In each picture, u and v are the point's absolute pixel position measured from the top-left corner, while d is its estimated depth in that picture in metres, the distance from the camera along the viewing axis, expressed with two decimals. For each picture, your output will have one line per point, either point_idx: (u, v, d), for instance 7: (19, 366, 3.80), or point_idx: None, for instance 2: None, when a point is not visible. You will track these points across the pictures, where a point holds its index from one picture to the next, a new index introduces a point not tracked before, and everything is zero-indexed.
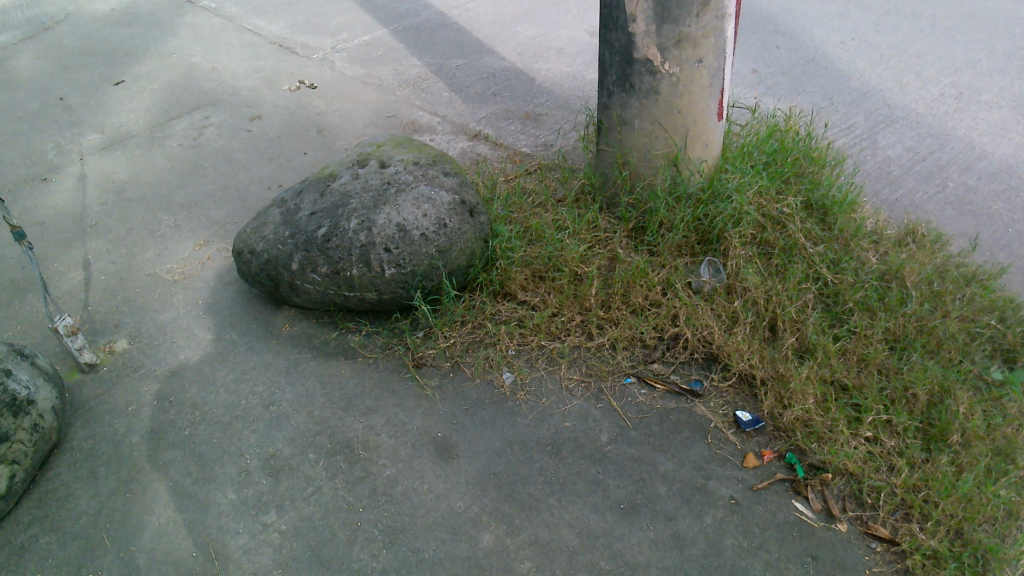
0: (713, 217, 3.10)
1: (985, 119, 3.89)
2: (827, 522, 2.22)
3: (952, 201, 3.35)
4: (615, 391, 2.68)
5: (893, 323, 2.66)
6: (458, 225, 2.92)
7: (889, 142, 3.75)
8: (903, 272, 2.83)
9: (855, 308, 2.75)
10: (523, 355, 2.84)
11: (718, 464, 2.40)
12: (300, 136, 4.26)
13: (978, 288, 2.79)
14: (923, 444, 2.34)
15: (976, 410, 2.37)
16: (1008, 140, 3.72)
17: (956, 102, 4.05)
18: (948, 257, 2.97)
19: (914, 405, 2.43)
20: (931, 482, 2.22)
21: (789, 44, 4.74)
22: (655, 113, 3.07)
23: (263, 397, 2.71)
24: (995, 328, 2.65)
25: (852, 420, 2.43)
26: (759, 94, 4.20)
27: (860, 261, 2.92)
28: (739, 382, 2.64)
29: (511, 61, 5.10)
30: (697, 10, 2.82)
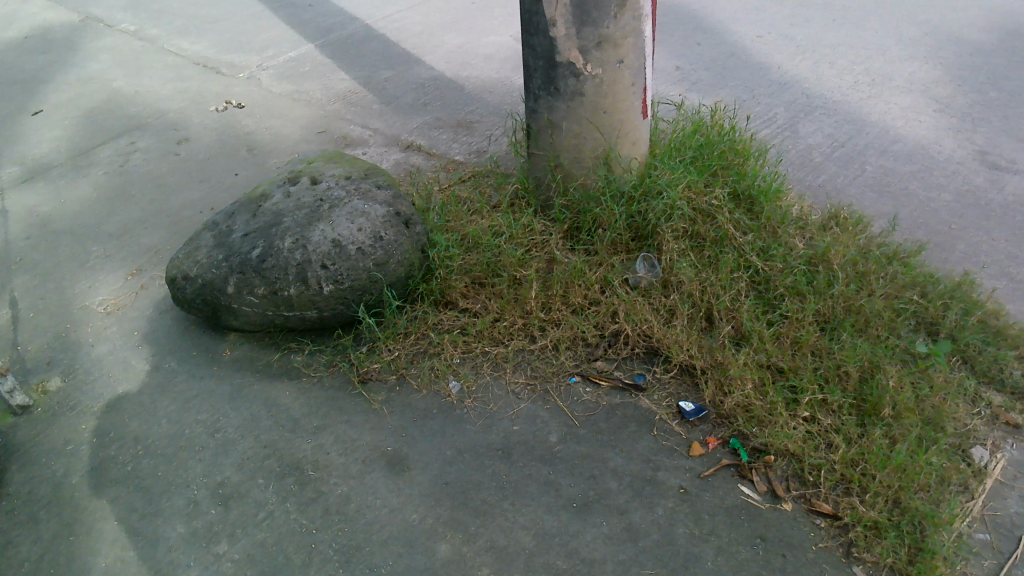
0: (645, 214, 3.16)
1: (898, 104, 4.06)
2: (773, 503, 2.28)
3: (872, 184, 3.47)
4: (561, 391, 2.71)
5: (822, 305, 2.74)
6: (394, 237, 2.91)
7: (809, 130, 3.88)
8: (828, 255, 2.92)
9: (786, 293, 2.83)
10: (468, 362, 2.84)
11: (666, 455, 2.45)
12: (231, 156, 4.18)
13: (900, 266, 2.90)
14: (858, 419, 2.41)
15: (905, 383, 2.45)
16: (920, 123, 3.89)
17: (870, 88, 4.21)
18: (870, 237, 3.08)
19: (847, 382, 2.51)
20: (868, 456, 2.28)
21: (710, 40, 4.86)
22: (582, 115, 3.11)
23: (208, 424, 2.65)
24: (917, 303, 2.76)
25: (790, 402, 2.49)
26: (684, 90, 4.29)
27: (787, 247, 3.01)
28: (681, 374, 2.70)
29: (441, 70, 5.11)
30: (614, 12, 2.88)
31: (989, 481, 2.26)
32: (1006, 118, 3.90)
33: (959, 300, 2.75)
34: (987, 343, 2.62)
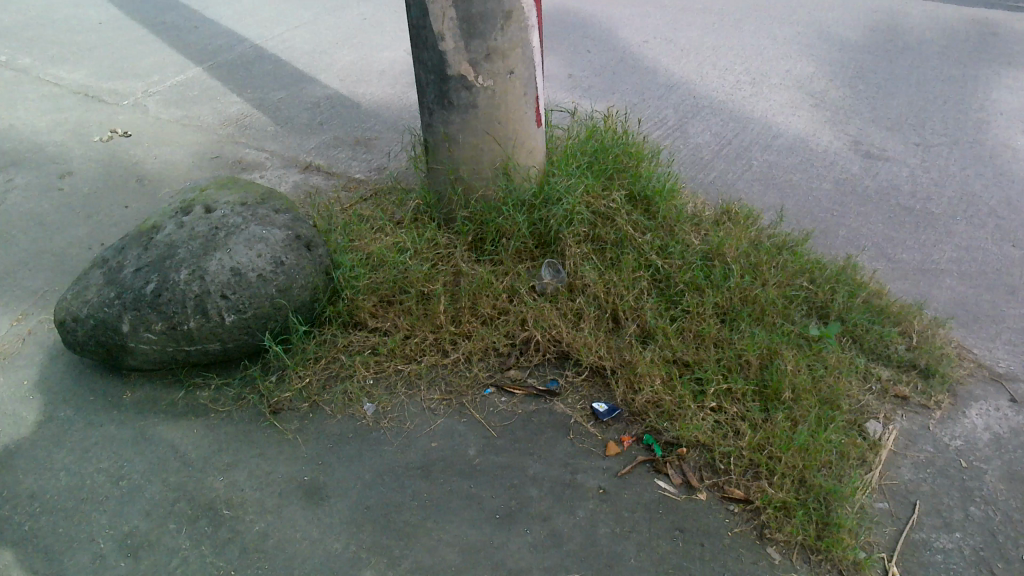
0: (547, 221, 3.21)
1: (777, 100, 4.27)
2: (688, 494, 2.33)
3: (759, 178, 3.63)
4: (477, 403, 2.70)
5: (720, 298, 2.85)
6: (296, 261, 2.85)
7: (698, 130, 4.02)
8: (723, 249, 3.04)
9: (685, 288, 2.92)
10: (381, 382, 2.80)
11: (583, 457, 2.48)
12: (119, 188, 3.99)
13: (789, 255, 3.04)
14: (761, 405, 2.50)
15: (801, 366, 2.56)
16: (799, 117, 4.10)
17: (751, 87, 4.41)
18: (760, 229, 3.22)
19: (748, 370, 2.60)
20: (773, 440, 2.36)
21: (599, 47, 4.98)
22: (477, 127, 3.13)
23: (111, 472, 2.51)
24: (807, 289, 2.89)
25: (697, 394, 2.57)
26: (577, 97, 4.37)
27: (684, 244, 3.11)
28: (593, 376, 2.74)
29: (335, 88, 5.03)
30: (500, 24, 2.92)
31: (885, 453, 2.36)
32: (874, 109, 4.16)
33: (845, 283, 2.90)
34: (872, 321, 2.76)
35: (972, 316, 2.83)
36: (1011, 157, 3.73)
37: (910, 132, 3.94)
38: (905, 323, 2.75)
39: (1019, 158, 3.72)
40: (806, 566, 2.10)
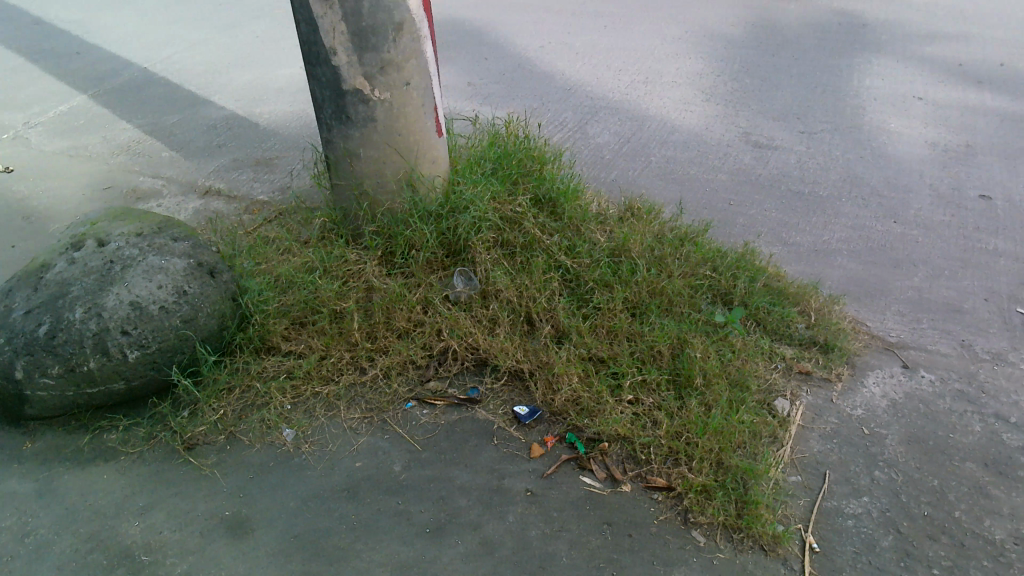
0: (455, 229, 3.21)
1: (670, 98, 4.41)
2: (613, 487, 2.35)
3: (658, 174, 3.75)
4: (399, 418, 2.67)
5: (629, 292, 2.91)
6: (200, 289, 2.75)
7: (598, 130, 4.11)
8: (628, 245, 3.11)
9: (595, 286, 2.98)
10: (299, 406, 2.73)
11: (509, 462, 2.48)
12: (4, 227, 3.77)
13: (691, 246, 3.14)
14: (676, 393, 2.56)
15: (710, 352, 2.65)
16: (692, 113, 4.25)
17: (645, 86, 4.55)
18: (662, 223, 3.31)
19: (661, 360, 2.67)
20: (689, 426, 2.42)
21: (497, 54, 5.03)
22: (377, 140, 3.10)
23: (15, 530, 2.36)
24: (710, 277, 2.99)
25: (613, 388, 2.61)
26: (478, 104, 4.40)
27: (591, 243, 3.17)
28: (513, 380, 2.75)
29: (232, 109, 4.90)
30: (392, 36, 2.90)
31: (793, 428, 2.44)
32: (761, 101, 4.36)
33: (745, 268, 3.02)
34: (772, 303, 2.87)
35: (863, 290, 2.98)
36: (887, 139, 3.96)
37: (795, 121, 4.14)
38: (803, 303, 2.87)
39: (895, 139, 3.96)
40: (728, 545, 2.14)
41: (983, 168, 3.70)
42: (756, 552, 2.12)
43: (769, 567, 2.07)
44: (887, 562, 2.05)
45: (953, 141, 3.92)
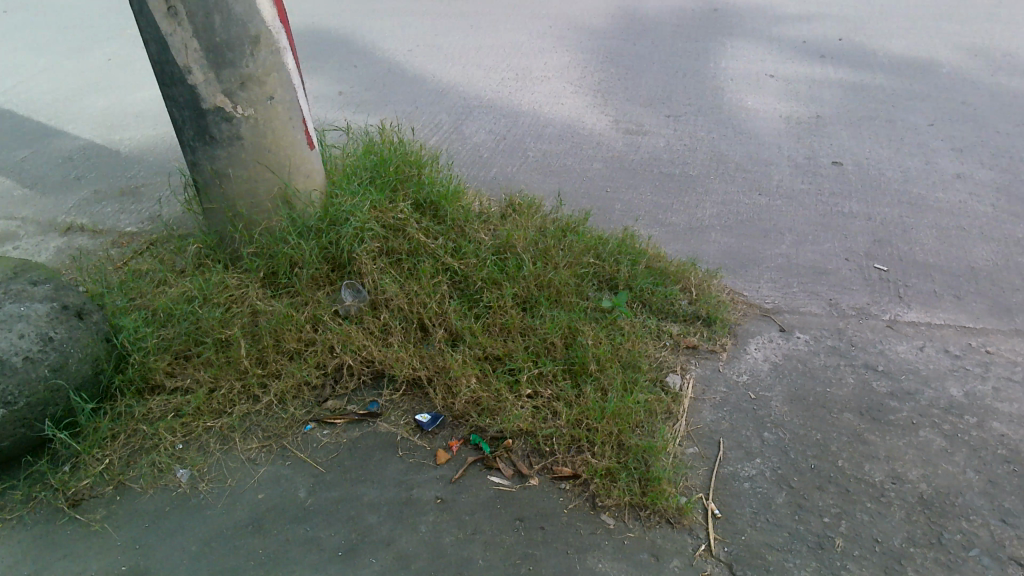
0: (338, 243, 3.15)
1: (541, 92, 4.48)
2: (521, 482, 2.36)
3: (537, 168, 3.80)
4: (299, 442, 2.59)
5: (518, 287, 2.94)
6: (67, 334, 2.52)
7: (474, 130, 4.13)
8: (512, 241, 3.14)
9: (484, 285, 2.99)
10: (192, 444, 2.60)
11: (416, 471, 2.45)
12: None
13: (573, 235, 3.20)
14: (572, 382, 2.61)
15: (601, 338, 2.71)
16: (564, 106, 4.33)
17: (516, 82, 4.60)
18: (544, 216, 3.36)
19: (555, 351, 2.71)
20: (588, 412, 2.46)
21: (366, 61, 4.96)
22: (246, 158, 2.99)
23: None
24: (595, 264, 3.06)
25: (512, 384, 2.63)
26: (350, 113, 4.32)
27: (476, 242, 3.18)
28: (412, 389, 2.73)
29: (87, 138, 4.61)
30: (249, 49, 2.80)
31: (686, 401, 2.53)
32: (628, 89, 4.50)
33: (627, 253, 3.10)
34: (655, 284, 2.96)
35: (737, 262, 3.13)
36: (746, 116, 4.17)
37: (661, 106, 4.30)
38: (683, 280, 2.98)
39: (753, 115, 4.17)
40: (637, 524, 2.18)
41: (833, 136, 3.95)
42: (663, 525, 2.17)
43: (676, 539, 2.13)
44: (783, 517, 2.15)
45: (804, 113, 4.17)
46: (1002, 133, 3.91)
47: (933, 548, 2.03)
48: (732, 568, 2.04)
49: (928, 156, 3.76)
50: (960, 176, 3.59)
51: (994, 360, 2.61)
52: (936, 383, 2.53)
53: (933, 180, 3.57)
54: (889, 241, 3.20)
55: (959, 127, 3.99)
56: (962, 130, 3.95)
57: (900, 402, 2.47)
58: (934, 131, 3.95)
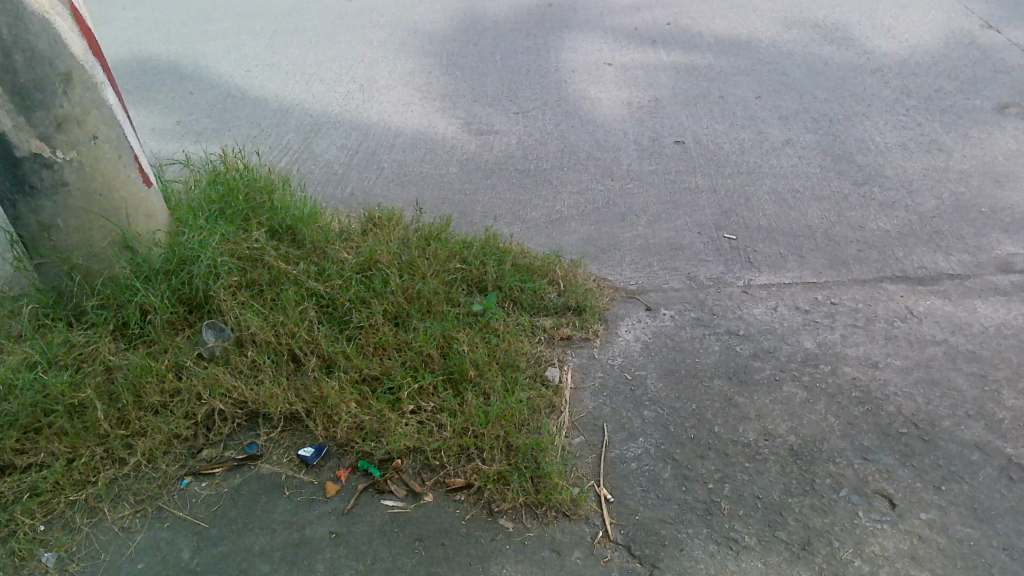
0: (192, 282, 2.97)
1: (389, 101, 4.43)
2: (415, 501, 2.31)
3: (394, 178, 3.75)
4: (176, 500, 2.41)
5: (388, 303, 2.89)
6: None
7: (323, 147, 4.01)
8: (376, 257, 3.08)
9: (353, 305, 2.91)
10: (54, 523, 2.33)
11: (306, 510, 2.34)
12: None
13: (437, 243, 3.17)
14: (453, 391, 2.58)
15: (476, 342, 2.70)
16: (413, 113, 4.30)
17: (363, 94, 4.52)
18: (405, 226, 3.31)
19: (433, 362, 2.67)
20: (472, 419, 2.45)
21: (201, 86, 4.72)
22: (75, 205, 2.76)
23: None
24: (462, 269, 3.05)
25: (394, 403, 2.57)
26: (190, 142, 4.10)
27: (339, 262, 3.09)
28: (291, 424, 2.61)
29: None
30: (61, 88, 2.59)
31: (567, 392, 2.57)
32: (474, 89, 4.52)
33: (492, 254, 3.10)
34: (524, 280, 2.99)
35: (599, 249, 3.21)
36: (590, 105, 4.29)
37: (509, 104, 4.34)
38: (550, 273, 3.01)
39: (597, 104, 4.29)
40: (535, 522, 2.19)
41: (673, 117, 4.13)
42: (561, 519, 2.19)
43: (575, 531, 2.15)
44: (671, 491, 2.22)
45: (644, 98, 4.34)
46: (819, 98, 4.23)
47: (808, 494, 2.16)
48: (631, 550, 2.08)
49: (759, 126, 4.00)
50: (789, 142, 3.84)
51: (838, 310, 2.81)
52: (791, 338, 2.70)
53: (766, 148, 3.80)
54: (734, 211, 3.38)
55: (782, 96, 4.27)
56: (785, 99, 4.23)
57: (763, 362, 2.61)
58: (762, 102, 4.21)
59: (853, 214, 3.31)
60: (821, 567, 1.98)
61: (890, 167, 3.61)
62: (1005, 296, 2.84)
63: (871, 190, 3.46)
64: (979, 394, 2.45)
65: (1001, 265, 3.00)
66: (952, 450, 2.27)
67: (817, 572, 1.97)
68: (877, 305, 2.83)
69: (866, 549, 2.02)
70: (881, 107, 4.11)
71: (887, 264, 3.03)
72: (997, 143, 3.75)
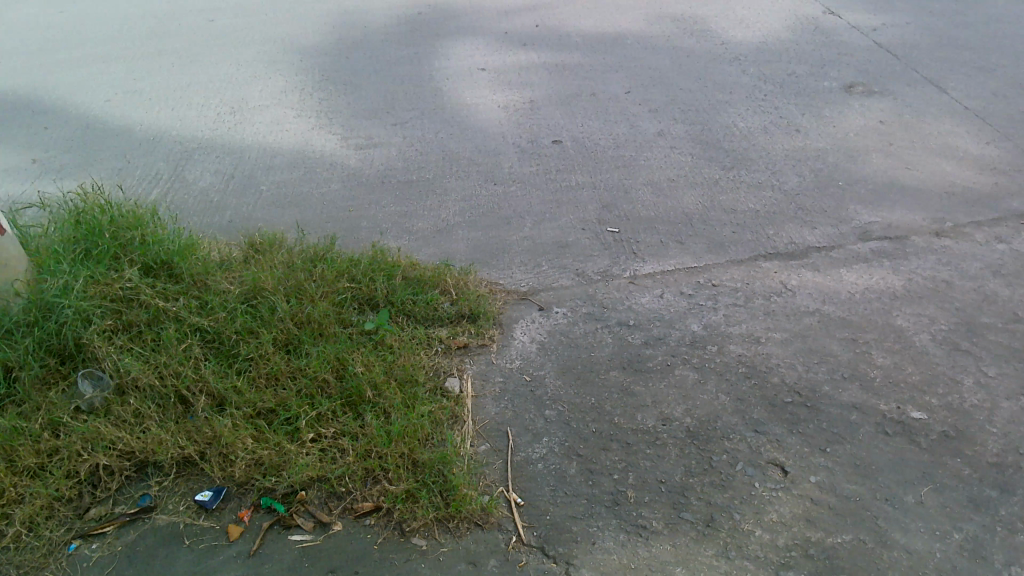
0: (60, 330, 2.72)
1: (262, 121, 4.29)
2: (324, 532, 2.23)
3: (274, 201, 3.63)
4: (65, 568, 2.20)
5: (277, 332, 2.79)
6: None
7: (196, 174, 3.85)
8: (261, 284, 2.95)
9: (241, 337, 2.78)
10: None
11: (210, 556, 2.21)
12: None
13: (324, 263, 3.09)
14: (353, 413, 2.51)
15: (372, 361, 2.65)
16: (288, 132, 4.18)
17: (233, 116, 4.36)
18: (289, 249, 3.21)
19: (329, 387, 2.59)
20: (374, 440, 2.39)
21: (55, 119, 4.42)
22: None
23: None
24: (351, 287, 2.98)
25: (292, 433, 2.47)
26: (48, 181, 3.83)
27: (222, 293, 2.94)
28: (185, 469, 2.44)
29: None
30: None
31: (469, 401, 2.56)
32: (350, 103, 4.44)
33: (380, 269, 3.05)
34: (415, 293, 2.95)
35: (488, 253, 3.22)
36: (467, 112, 4.30)
37: (386, 116, 4.30)
38: (441, 283, 2.99)
39: (474, 110, 4.30)
40: (448, 536, 2.17)
41: (549, 117, 4.19)
42: (474, 530, 2.18)
43: (488, 539, 2.15)
44: (579, 487, 2.25)
45: (519, 100, 4.38)
46: (686, 89, 4.39)
47: (708, 472, 2.24)
48: (545, 550, 2.09)
49: (632, 120, 4.12)
50: (661, 134, 3.97)
51: (720, 291, 2.93)
52: (679, 323, 2.79)
53: (640, 141, 3.92)
54: (615, 205, 3.46)
55: (651, 90, 4.42)
56: (653, 92, 4.38)
57: (654, 349, 2.69)
58: (632, 97, 4.34)
59: (726, 198, 3.46)
60: (725, 541, 2.06)
61: (755, 150, 3.80)
62: (867, 263, 3.04)
63: (740, 174, 3.62)
64: (853, 357, 2.60)
65: (861, 234, 3.21)
66: (834, 412, 2.41)
67: (723, 546, 2.05)
68: (754, 283, 2.97)
69: (765, 518, 2.11)
70: (743, 94, 4.31)
71: (760, 243, 3.18)
72: (848, 121, 4.02)
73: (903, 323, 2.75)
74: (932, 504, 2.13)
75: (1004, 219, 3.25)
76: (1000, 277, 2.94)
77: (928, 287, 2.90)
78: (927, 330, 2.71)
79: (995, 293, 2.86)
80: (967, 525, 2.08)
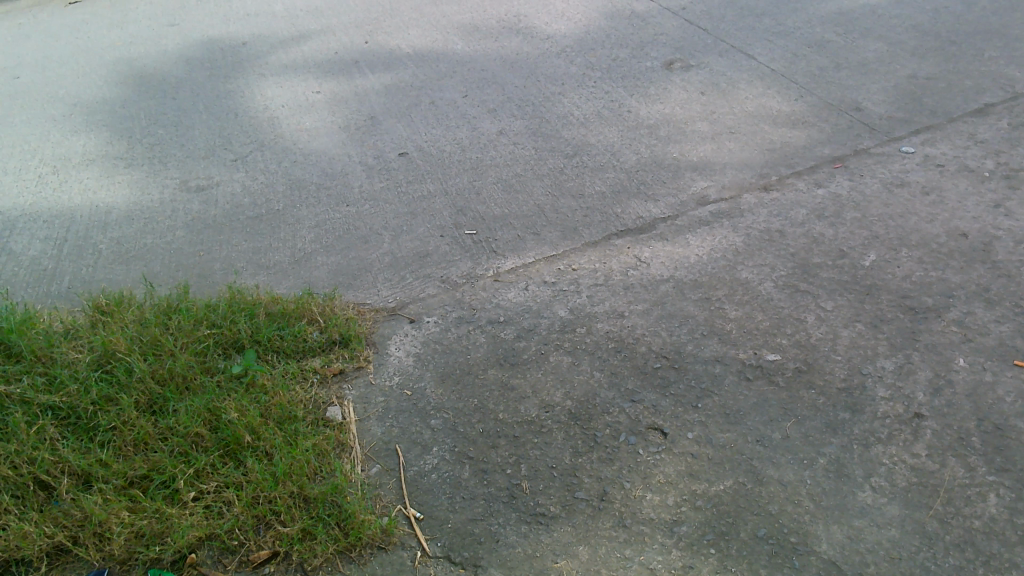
0: None
1: (88, 177, 4.03)
2: None
3: (115, 258, 3.42)
4: None
5: (138, 393, 2.58)
6: None
7: (23, 245, 3.56)
8: (113, 347, 2.72)
9: (99, 405, 2.54)
10: None
11: None
12: None
13: (179, 314, 2.91)
14: (234, 462, 2.36)
15: (245, 406, 2.51)
16: (119, 184, 3.95)
17: (56, 176, 4.08)
18: (139, 304, 3.00)
19: (204, 440, 2.42)
20: (261, 485, 2.27)
21: None
22: None
23: None
24: (213, 334, 2.82)
25: (171, 496, 2.27)
26: None
27: (70, 363, 2.69)
28: (58, 558, 2.17)
29: None
30: None
31: (353, 427, 2.51)
32: (182, 145, 4.26)
33: (240, 310, 2.92)
34: (281, 328, 2.84)
35: (349, 276, 3.17)
36: (307, 137, 4.22)
37: (223, 153, 4.15)
38: (307, 313, 2.90)
39: (313, 135, 4.23)
40: (352, 566, 2.11)
41: (390, 131, 4.19)
42: (378, 554, 2.14)
43: (394, 560, 2.12)
44: (474, 489, 2.27)
45: (359, 118, 4.35)
46: (519, 86, 4.51)
47: (593, 449, 2.32)
48: (451, 558, 2.09)
49: (472, 123, 4.18)
50: (502, 132, 4.06)
51: (580, 274, 3.03)
52: (547, 311, 2.87)
53: (483, 142, 3.99)
54: (468, 207, 3.51)
55: (486, 91, 4.50)
56: (489, 93, 4.47)
57: (527, 340, 2.75)
58: (469, 100, 4.41)
59: (572, 184, 3.58)
60: (620, 511, 2.14)
61: (592, 135, 3.95)
62: (709, 225, 3.24)
63: (581, 160, 3.76)
64: (709, 315, 2.77)
65: (700, 200, 3.41)
66: (699, 369, 2.55)
67: (618, 516, 2.13)
68: (610, 261, 3.09)
69: (653, 481, 2.21)
70: (573, 83, 4.48)
71: (610, 222, 3.32)
72: (672, 96, 4.26)
73: (747, 275, 2.94)
74: (796, 436, 2.30)
75: (820, 166, 3.55)
76: (823, 219, 3.21)
77: (765, 239, 3.13)
78: (769, 278, 2.92)
79: (822, 234, 3.12)
80: (828, 449, 2.26)
